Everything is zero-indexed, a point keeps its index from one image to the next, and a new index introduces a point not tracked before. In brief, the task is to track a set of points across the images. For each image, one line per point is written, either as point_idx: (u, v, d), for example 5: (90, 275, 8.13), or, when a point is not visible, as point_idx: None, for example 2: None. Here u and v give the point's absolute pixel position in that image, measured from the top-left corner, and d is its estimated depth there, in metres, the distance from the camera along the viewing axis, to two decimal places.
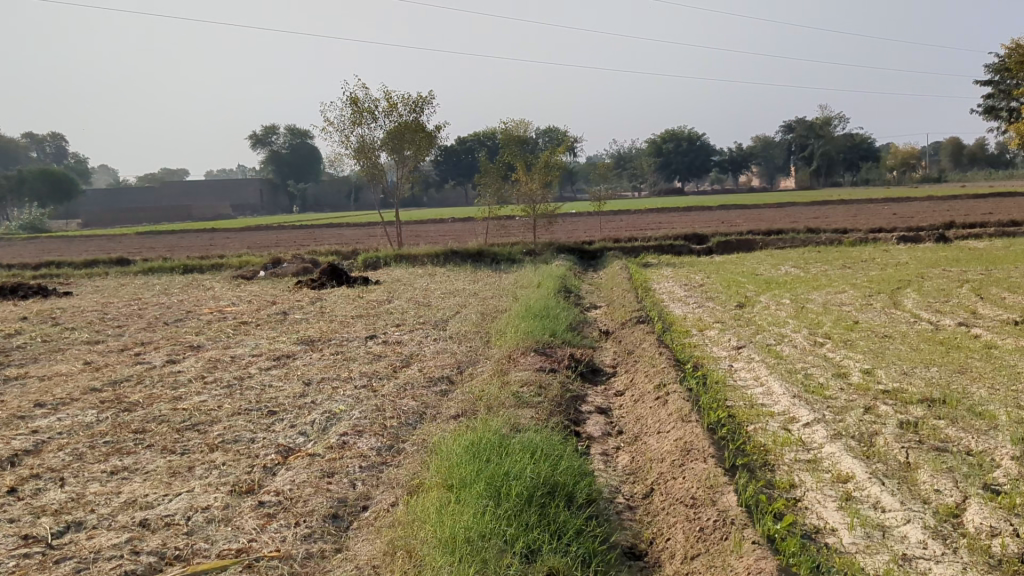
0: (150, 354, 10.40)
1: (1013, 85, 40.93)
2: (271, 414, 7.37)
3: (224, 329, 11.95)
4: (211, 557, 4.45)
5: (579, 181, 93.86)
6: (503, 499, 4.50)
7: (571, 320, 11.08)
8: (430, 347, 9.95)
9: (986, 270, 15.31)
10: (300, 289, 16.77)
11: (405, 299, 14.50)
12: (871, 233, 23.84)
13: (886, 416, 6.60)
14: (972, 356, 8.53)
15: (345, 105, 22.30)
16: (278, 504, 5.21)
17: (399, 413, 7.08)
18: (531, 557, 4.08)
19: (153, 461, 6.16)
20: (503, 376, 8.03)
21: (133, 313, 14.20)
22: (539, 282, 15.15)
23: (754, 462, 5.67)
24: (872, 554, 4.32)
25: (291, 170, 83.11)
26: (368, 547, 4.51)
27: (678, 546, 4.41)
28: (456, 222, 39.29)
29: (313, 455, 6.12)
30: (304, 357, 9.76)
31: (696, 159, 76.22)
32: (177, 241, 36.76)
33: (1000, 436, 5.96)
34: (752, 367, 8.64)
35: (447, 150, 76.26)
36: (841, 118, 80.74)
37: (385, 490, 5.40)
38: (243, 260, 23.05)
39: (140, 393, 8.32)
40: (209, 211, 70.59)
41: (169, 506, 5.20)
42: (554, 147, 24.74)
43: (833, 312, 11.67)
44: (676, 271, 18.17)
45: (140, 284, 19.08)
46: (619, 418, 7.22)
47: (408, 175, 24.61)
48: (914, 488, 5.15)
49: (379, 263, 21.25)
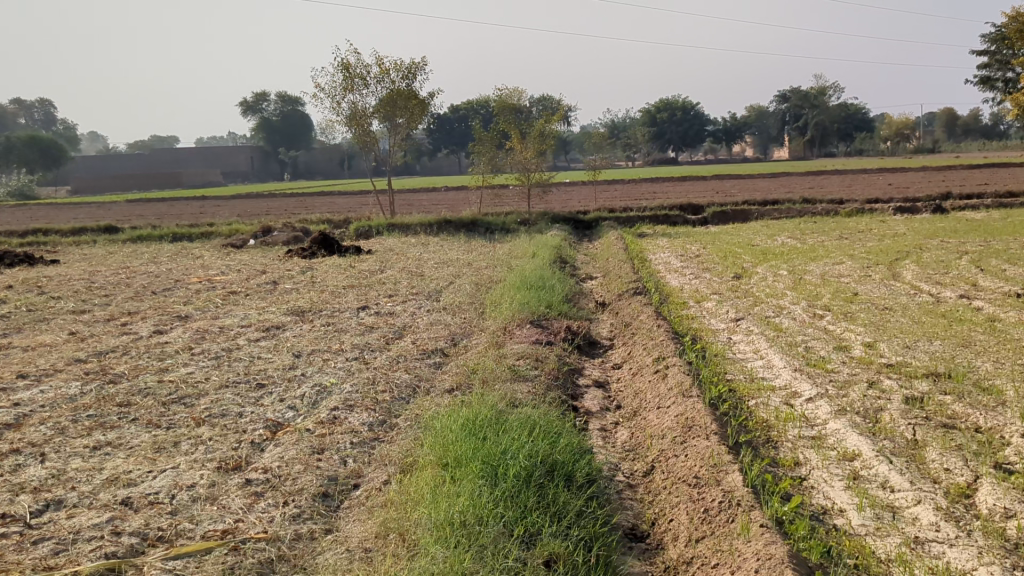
0: (136, 324, 10.18)
1: (1010, 55, 41.18)
2: (259, 387, 7.18)
3: (211, 300, 11.70)
4: (195, 538, 4.26)
5: (573, 150, 93.48)
6: (500, 479, 4.32)
7: (566, 291, 10.86)
8: (423, 319, 9.75)
9: (985, 242, 15.15)
10: (290, 259, 16.49)
11: (398, 269, 14.24)
12: (867, 203, 23.67)
13: (891, 391, 6.43)
14: (975, 331, 8.34)
15: (336, 72, 21.93)
16: (266, 482, 5.02)
17: (391, 387, 6.88)
18: (529, 542, 3.89)
19: (137, 436, 5.96)
20: (498, 349, 7.83)
21: (120, 282, 13.95)
22: (533, 252, 14.94)
23: (758, 438, 5.52)
24: (883, 537, 4.15)
25: (282, 137, 82.49)
26: (359, 529, 4.32)
27: (682, 528, 4.25)
28: (449, 190, 39.03)
29: (302, 431, 5.92)
30: (294, 329, 9.55)
31: (690, 129, 75.69)
32: (167, 209, 36.34)
33: (1010, 412, 5.81)
34: (752, 340, 8.45)
35: (440, 119, 75.73)
36: (836, 88, 80.05)
37: (377, 468, 5.21)
38: (234, 228, 22.77)
39: (126, 364, 8.13)
40: (200, 179, 69.71)
41: (152, 484, 5.02)
42: (549, 115, 24.40)
43: (833, 285, 11.44)
44: (672, 242, 17.95)
45: (129, 253, 18.78)
46: (617, 393, 7.05)
47: (401, 143, 24.29)
48: (924, 467, 4.98)
49: (371, 232, 20.92)
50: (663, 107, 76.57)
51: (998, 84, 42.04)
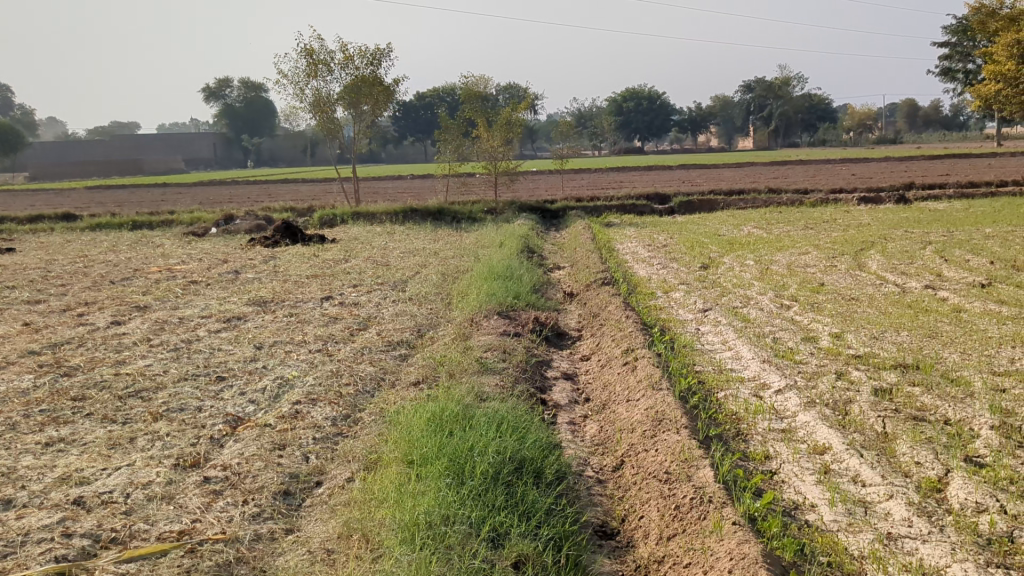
0: (92, 315, 9.91)
1: (971, 47, 41.68)
2: (219, 380, 7.01)
3: (171, 290, 11.44)
4: (150, 540, 4.10)
5: (539, 138, 93.47)
6: (467, 477, 4.20)
7: (534, 282, 10.76)
8: (389, 310, 9.57)
9: (948, 232, 15.27)
10: (252, 247, 16.26)
11: (362, 259, 14.02)
12: (832, 193, 23.78)
13: (860, 382, 6.41)
14: (941, 322, 8.35)
15: (299, 57, 21.59)
16: (224, 480, 4.87)
17: (356, 380, 6.75)
18: (497, 541, 3.79)
19: (92, 432, 5.77)
20: (465, 341, 7.69)
21: (77, 271, 13.61)
22: (501, 241, 14.82)
23: (728, 432, 5.45)
24: (856, 532, 4.10)
25: (245, 124, 81.72)
26: (322, 529, 4.19)
27: (653, 525, 4.16)
28: (414, 178, 38.81)
29: (263, 426, 5.77)
30: (256, 320, 9.34)
31: (656, 119, 75.94)
32: (127, 196, 35.78)
33: (977, 404, 5.79)
34: (720, 330, 8.40)
35: (406, 105, 75.39)
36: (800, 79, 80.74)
37: (341, 465, 5.07)
38: (195, 216, 22.39)
39: (81, 357, 7.88)
40: (161, 165, 68.52)
41: (107, 482, 4.84)
42: (516, 103, 24.24)
43: (799, 275, 11.42)
44: (639, 231, 17.90)
45: (87, 241, 18.39)
46: (586, 385, 6.97)
47: (366, 130, 24.03)
48: (894, 461, 4.93)
49: (336, 220, 20.68)
50: (629, 96, 76.67)
51: (958, 76, 42.67)
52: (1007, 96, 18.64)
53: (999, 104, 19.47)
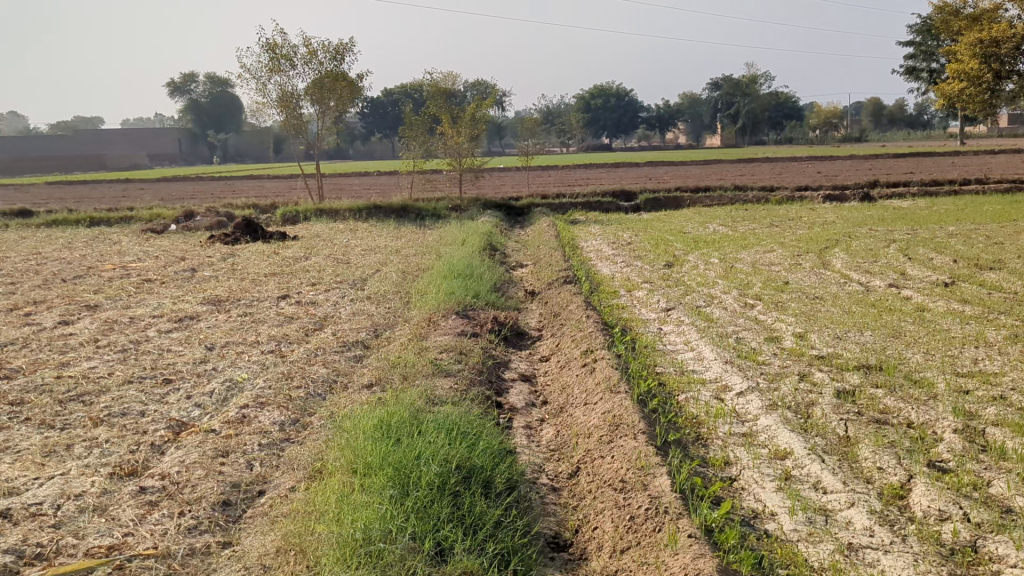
0: (39, 313, 9.61)
1: (936, 46, 42.10)
2: (166, 382, 6.78)
3: (125, 288, 11.15)
4: (78, 556, 3.87)
5: (507, 134, 93.26)
6: (412, 488, 4.02)
7: (495, 279, 10.57)
8: (346, 309, 9.34)
9: (912, 230, 15.26)
10: (211, 244, 15.96)
11: (322, 256, 13.73)
12: (797, 190, 23.79)
13: (822, 384, 6.29)
14: (904, 321, 8.25)
15: (261, 52, 21.24)
16: (161, 490, 4.64)
17: (306, 382, 6.52)
18: (442, 557, 3.62)
19: (27, 439, 5.50)
20: (421, 342, 7.48)
21: (28, 268, 13.26)
22: (463, 239, 14.60)
23: (686, 437, 5.32)
24: (816, 543, 3.96)
25: (211, 120, 80.89)
26: (261, 541, 3.98)
27: (607, 537, 4.00)
28: (380, 175, 38.45)
29: (208, 432, 5.54)
30: (209, 320, 9.09)
31: (624, 116, 75.94)
32: (88, 192, 35.17)
33: (941, 407, 5.68)
34: (683, 330, 8.27)
35: (373, 102, 75.03)
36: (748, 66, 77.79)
37: (285, 473, 4.87)
38: (154, 212, 21.97)
39: (24, 359, 7.58)
40: (126, 164, 67.58)
41: (37, 493, 4.59)
42: (482, 100, 24.02)
43: (764, 274, 11.28)
44: (605, 229, 17.75)
45: (42, 238, 17.92)
46: (543, 387, 6.81)
47: (331, 126, 23.71)
48: (856, 466, 4.82)
49: (299, 218, 20.38)
50: (597, 94, 76.56)
51: (923, 74, 43.04)
52: (970, 95, 18.70)
53: (962, 103, 19.58)
